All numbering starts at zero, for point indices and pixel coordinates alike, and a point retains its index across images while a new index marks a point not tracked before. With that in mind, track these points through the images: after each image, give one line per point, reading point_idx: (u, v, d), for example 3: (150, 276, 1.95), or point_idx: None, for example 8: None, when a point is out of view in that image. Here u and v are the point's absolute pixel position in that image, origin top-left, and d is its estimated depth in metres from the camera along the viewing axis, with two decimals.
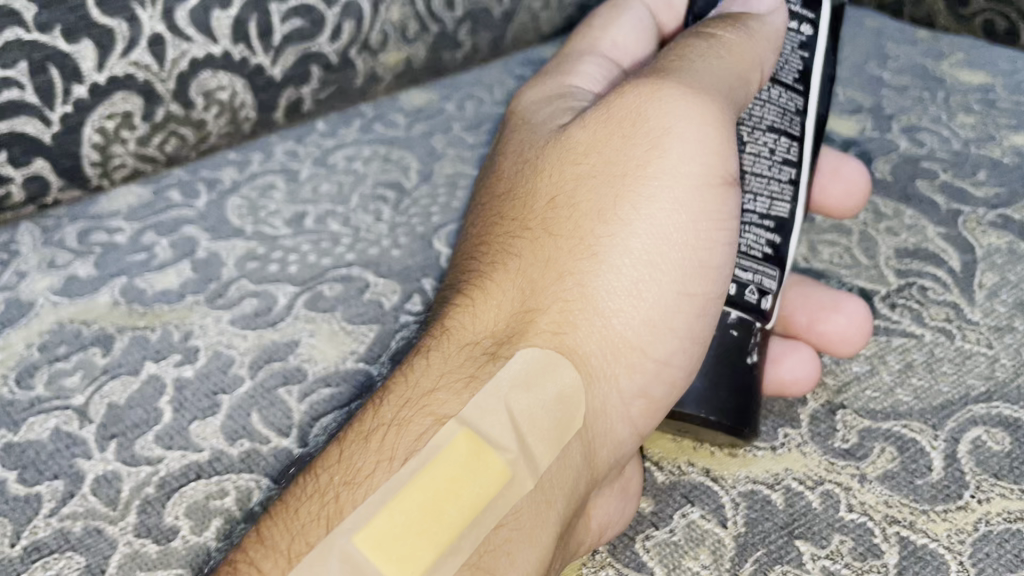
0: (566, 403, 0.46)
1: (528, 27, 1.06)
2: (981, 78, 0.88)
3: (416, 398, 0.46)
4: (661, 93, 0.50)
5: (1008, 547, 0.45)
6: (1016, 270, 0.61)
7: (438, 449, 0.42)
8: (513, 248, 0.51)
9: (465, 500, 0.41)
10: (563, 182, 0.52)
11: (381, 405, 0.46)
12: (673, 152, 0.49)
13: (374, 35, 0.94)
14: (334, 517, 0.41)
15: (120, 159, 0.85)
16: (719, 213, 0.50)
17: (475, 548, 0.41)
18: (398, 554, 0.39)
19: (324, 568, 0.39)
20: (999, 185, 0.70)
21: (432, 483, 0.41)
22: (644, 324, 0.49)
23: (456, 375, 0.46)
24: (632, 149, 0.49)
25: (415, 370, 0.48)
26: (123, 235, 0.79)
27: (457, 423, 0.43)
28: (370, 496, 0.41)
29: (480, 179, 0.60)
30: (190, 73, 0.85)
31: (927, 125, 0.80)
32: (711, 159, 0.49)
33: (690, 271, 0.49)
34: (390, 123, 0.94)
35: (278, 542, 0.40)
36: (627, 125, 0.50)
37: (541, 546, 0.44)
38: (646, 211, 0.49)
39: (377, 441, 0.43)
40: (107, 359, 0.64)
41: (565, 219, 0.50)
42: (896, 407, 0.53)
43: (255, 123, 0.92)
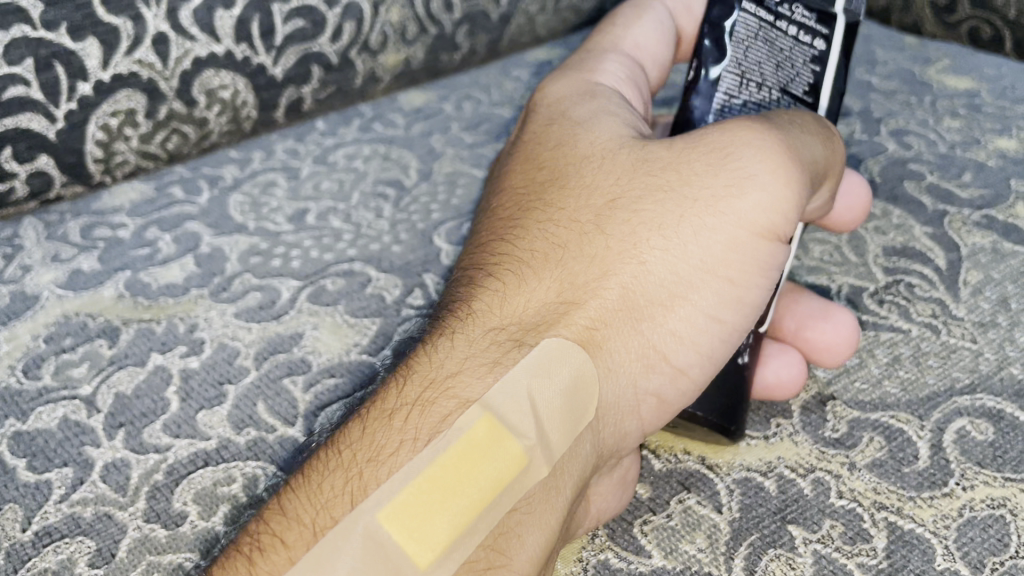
0: (582, 399, 0.47)
1: (524, 30, 1.08)
2: (967, 83, 0.90)
3: (442, 379, 0.47)
4: (757, 138, 0.51)
5: (991, 532, 0.47)
6: (1000, 268, 0.63)
7: (460, 433, 0.43)
8: (557, 238, 0.53)
9: (483, 483, 0.42)
10: (620, 191, 0.53)
11: (404, 385, 0.48)
12: (750, 194, 0.50)
13: (374, 36, 0.96)
14: (357, 494, 0.42)
15: (123, 156, 0.86)
16: (768, 261, 0.51)
17: (490, 530, 0.42)
18: (416, 532, 0.40)
19: (346, 543, 0.40)
20: (984, 186, 0.72)
21: (451, 465, 0.42)
22: (672, 335, 0.50)
23: (480, 359, 0.48)
24: (710, 181, 0.50)
25: (439, 353, 0.49)
26: (126, 230, 0.81)
27: (479, 407, 0.45)
28: (392, 476, 0.42)
29: (512, 167, 0.61)
30: (193, 72, 0.86)
31: (915, 128, 0.82)
32: (780, 213, 0.50)
33: (727, 298, 0.50)
34: (389, 122, 0.95)
35: (303, 515, 0.42)
36: (713, 157, 0.51)
37: (551, 530, 0.45)
38: (703, 238, 0.50)
39: (401, 421, 0.45)
40: (114, 351, 0.66)
41: (620, 222, 0.52)
42: (884, 398, 0.54)
43: (256, 122, 0.93)
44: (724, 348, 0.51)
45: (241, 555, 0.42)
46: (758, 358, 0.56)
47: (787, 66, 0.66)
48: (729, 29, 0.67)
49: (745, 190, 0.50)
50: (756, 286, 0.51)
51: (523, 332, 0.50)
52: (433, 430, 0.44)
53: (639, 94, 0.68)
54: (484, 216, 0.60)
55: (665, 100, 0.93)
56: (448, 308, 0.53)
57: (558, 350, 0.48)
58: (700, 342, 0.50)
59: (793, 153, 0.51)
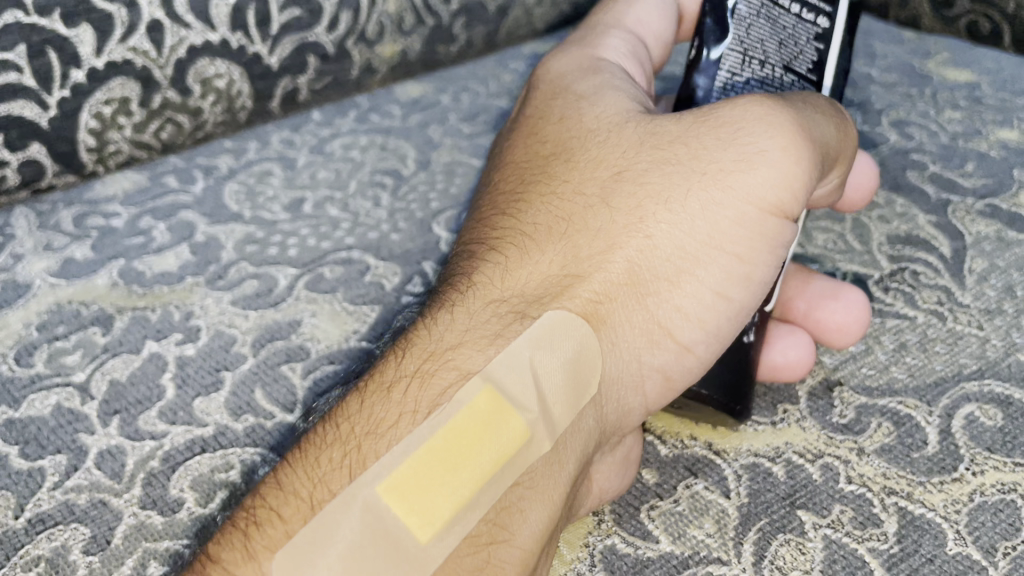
0: (584, 375, 0.46)
1: (522, 22, 1.07)
2: (966, 76, 0.90)
3: (440, 351, 0.47)
4: (768, 113, 0.50)
5: (1002, 516, 0.46)
6: (1004, 256, 0.63)
7: (460, 405, 0.42)
8: (561, 212, 0.52)
9: (485, 458, 0.41)
10: (626, 165, 0.52)
11: (403, 357, 0.47)
12: (760, 171, 0.49)
13: (370, 26, 0.95)
14: (356, 467, 0.42)
15: (116, 145, 0.85)
16: (777, 237, 0.50)
17: (492, 504, 0.41)
18: (417, 506, 0.39)
19: (345, 516, 0.40)
20: (987, 176, 0.72)
21: (453, 437, 0.41)
22: (678, 312, 0.49)
23: (481, 331, 0.47)
24: (718, 156, 0.50)
25: (438, 324, 0.49)
26: (120, 219, 0.79)
27: (480, 379, 0.44)
28: (391, 449, 0.42)
29: (515, 142, 0.61)
30: (188, 60, 0.85)
31: (916, 119, 0.82)
32: (790, 190, 0.49)
33: (734, 275, 0.49)
34: (386, 113, 0.94)
35: (300, 489, 0.41)
36: (723, 132, 0.50)
37: (555, 504, 0.44)
38: (710, 214, 0.49)
39: (399, 393, 0.44)
40: (108, 338, 0.64)
41: (626, 196, 0.51)
42: (891, 384, 0.54)
43: (251, 112, 0.92)
44: (730, 326, 0.50)
45: (236, 529, 0.41)
46: (764, 338, 0.55)
47: (790, 44, 0.66)
48: (731, 8, 0.66)
49: (754, 165, 0.49)
50: (765, 263, 0.50)
51: (525, 305, 0.49)
52: (433, 401, 0.44)
53: (641, 70, 0.68)
54: (485, 191, 0.59)
55: (665, 91, 0.93)
56: (449, 281, 0.52)
57: (561, 323, 0.47)
58: (706, 319, 0.49)
59: (806, 131, 0.50)
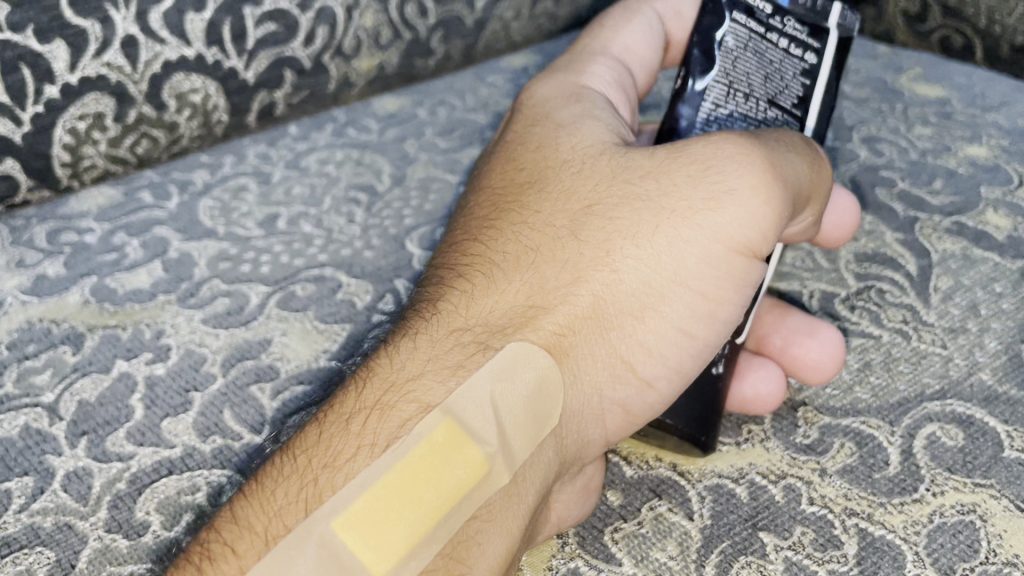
0: (546, 407, 0.47)
1: (499, 36, 1.08)
2: (937, 92, 0.91)
3: (401, 381, 0.47)
4: (740, 152, 0.50)
5: (961, 538, 0.47)
6: (969, 274, 0.63)
7: (418, 439, 0.43)
8: (530, 242, 0.52)
9: (443, 492, 0.42)
10: (597, 198, 0.53)
11: (364, 388, 0.47)
12: (728, 211, 0.49)
13: (347, 40, 0.95)
14: (312, 502, 0.42)
15: (91, 161, 0.85)
16: (743, 277, 0.50)
17: (451, 537, 0.42)
18: (373, 542, 0.40)
19: (301, 551, 0.40)
20: (954, 193, 0.73)
21: (411, 472, 0.42)
22: (641, 347, 0.49)
23: (443, 361, 0.48)
24: (687, 194, 0.50)
25: (401, 353, 0.49)
26: (94, 235, 0.79)
27: (439, 412, 0.44)
28: (351, 482, 0.42)
29: (495, 169, 0.61)
30: (163, 75, 0.85)
31: (886, 136, 0.82)
32: (757, 230, 0.49)
33: (699, 312, 0.50)
34: (363, 127, 0.94)
35: (256, 524, 0.42)
36: (694, 168, 0.51)
37: (513, 536, 0.44)
38: (677, 251, 0.49)
39: (359, 426, 0.45)
40: (78, 357, 0.64)
41: (595, 229, 0.51)
42: (855, 404, 0.54)
43: (227, 126, 0.92)
44: (693, 363, 0.50)
45: (190, 564, 0.41)
46: (734, 371, 0.55)
47: (777, 78, 0.68)
48: (718, 39, 0.68)
49: (722, 204, 0.49)
50: (729, 303, 0.50)
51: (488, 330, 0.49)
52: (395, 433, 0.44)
53: (626, 98, 0.69)
54: (460, 214, 0.60)
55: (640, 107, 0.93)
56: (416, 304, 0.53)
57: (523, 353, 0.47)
58: (670, 356, 0.50)
59: (778, 172, 0.50)
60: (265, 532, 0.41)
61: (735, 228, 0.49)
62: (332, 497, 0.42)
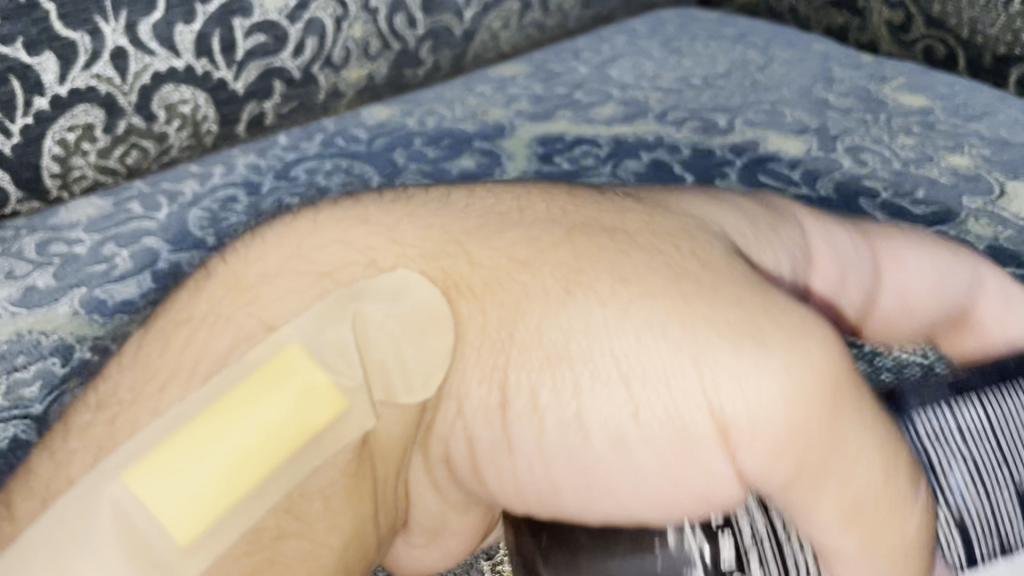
0: (411, 373, 0.47)
1: (487, 46, 1.09)
2: (921, 101, 0.92)
3: (241, 289, 0.49)
4: (797, 352, 0.44)
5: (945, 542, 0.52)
6: (950, 284, 0.64)
7: (254, 362, 0.44)
8: (520, 261, 0.50)
9: (270, 430, 0.42)
10: (602, 264, 0.49)
11: (215, 293, 0.49)
12: (704, 328, 0.45)
13: (336, 51, 0.96)
14: (133, 425, 0.43)
15: (81, 171, 0.85)
16: (687, 419, 0.45)
17: (285, 484, 0.43)
18: (176, 487, 0.39)
19: (106, 484, 0.40)
20: (937, 203, 0.74)
21: (234, 404, 0.42)
22: (533, 408, 0.46)
23: (294, 279, 0.49)
24: (716, 309, 0.46)
25: (258, 260, 0.50)
26: (83, 246, 0.79)
27: (282, 339, 0.45)
28: (186, 398, 0.43)
29: (676, 194, 0.61)
30: (153, 86, 0.86)
31: (870, 145, 0.84)
32: (739, 392, 0.44)
33: (613, 415, 0.46)
34: (352, 136, 0.95)
35: (88, 442, 0.43)
36: (754, 332, 0.45)
37: (359, 485, 0.47)
38: (626, 325, 0.46)
39: (201, 342, 0.46)
40: (67, 369, 0.65)
41: (583, 278, 0.48)
42: None
43: (217, 137, 0.93)
44: (568, 471, 0.46)
45: (21, 484, 0.43)
46: None
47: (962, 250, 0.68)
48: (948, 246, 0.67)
49: (727, 332, 0.45)
50: (647, 443, 0.45)
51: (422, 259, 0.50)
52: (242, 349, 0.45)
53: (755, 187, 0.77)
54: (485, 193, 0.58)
55: (628, 116, 0.94)
56: (378, 204, 0.55)
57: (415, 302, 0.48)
58: (546, 441, 0.46)
59: (811, 402, 0.44)
60: (88, 455, 0.42)
61: (708, 354, 0.45)
62: (164, 413, 0.43)
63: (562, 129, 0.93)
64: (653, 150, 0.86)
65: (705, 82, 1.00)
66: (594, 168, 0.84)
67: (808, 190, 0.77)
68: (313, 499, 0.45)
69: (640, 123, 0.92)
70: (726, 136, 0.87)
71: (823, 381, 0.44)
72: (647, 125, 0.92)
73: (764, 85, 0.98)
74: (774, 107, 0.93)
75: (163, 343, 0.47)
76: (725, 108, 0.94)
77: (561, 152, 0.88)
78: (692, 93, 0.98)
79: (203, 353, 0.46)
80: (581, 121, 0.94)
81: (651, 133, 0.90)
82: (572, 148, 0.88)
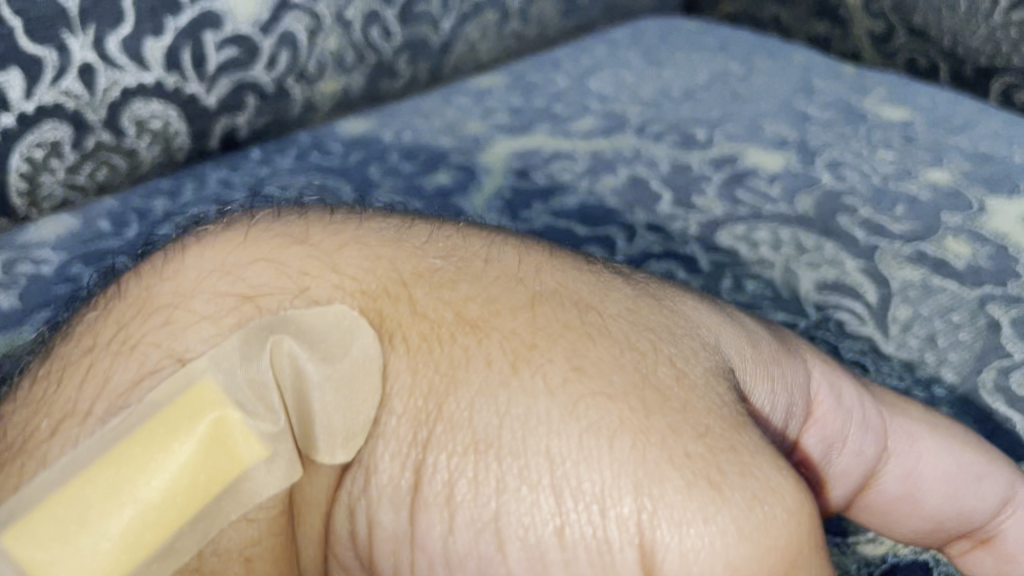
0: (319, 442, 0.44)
1: (466, 58, 1.08)
2: (902, 114, 0.91)
3: (145, 304, 0.47)
4: (757, 497, 0.40)
5: None
6: (928, 304, 0.63)
7: (157, 404, 0.42)
8: (459, 333, 0.46)
9: (166, 483, 0.41)
10: (548, 346, 0.45)
11: (122, 306, 0.47)
12: (656, 452, 0.41)
13: (311, 64, 0.95)
14: (33, 468, 0.42)
15: (49, 189, 0.83)
16: (610, 537, 0.40)
17: (191, 544, 0.42)
18: (63, 545, 0.40)
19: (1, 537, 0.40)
20: (916, 219, 0.73)
21: (126, 454, 0.41)
22: (445, 500, 0.42)
23: (205, 297, 0.46)
24: (682, 438, 0.41)
25: (168, 272, 0.48)
26: (49, 266, 0.77)
27: (189, 374, 0.43)
28: (82, 442, 0.42)
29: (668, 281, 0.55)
30: (122, 102, 0.84)
31: (850, 160, 0.83)
32: (677, 522, 0.40)
33: (530, 518, 0.41)
34: (327, 151, 0.93)
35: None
36: (715, 470, 0.41)
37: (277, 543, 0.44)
38: (569, 426, 0.42)
39: (109, 368, 0.44)
40: None
41: (528, 358, 0.44)
42: None
43: (189, 152, 0.91)
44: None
45: None
46: None
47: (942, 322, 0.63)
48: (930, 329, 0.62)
49: (680, 466, 0.41)
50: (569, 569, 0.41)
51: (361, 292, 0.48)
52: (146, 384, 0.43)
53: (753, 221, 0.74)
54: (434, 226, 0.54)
55: (607, 130, 0.93)
56: (319, 220, 0.52)
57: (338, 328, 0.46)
58: (454, 547, 0.42)
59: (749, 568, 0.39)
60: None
61: (648, 484, 0.40)
62: (54, 462, 0.42)
63: (540, 142, 0.92)
64: (631, 164, 0.85)
65: (685, 93, 0.99)
66: (571, 183, 0.83)
67: (786, 206, 0.76)
68: (228, 561, 0.43)
69: (618, 136, 0.91)
70: (705, 150, 0.86)
71: (792, 539, 0.40)
72: (626, 138, 0.91)
73: (744, 97, 0.97)
74: (754, 120, 0.92)
75: (64, 372, 0.46)
76: (704, 120, 0.93)
77: (538, 167, 0.87)
78: (672, 105, 0.97)
79: (104, 388, 0.44)
80: (559, 134, 0.93)
81: (630, 147, 0.89)
82: (550, 163, 0.87)
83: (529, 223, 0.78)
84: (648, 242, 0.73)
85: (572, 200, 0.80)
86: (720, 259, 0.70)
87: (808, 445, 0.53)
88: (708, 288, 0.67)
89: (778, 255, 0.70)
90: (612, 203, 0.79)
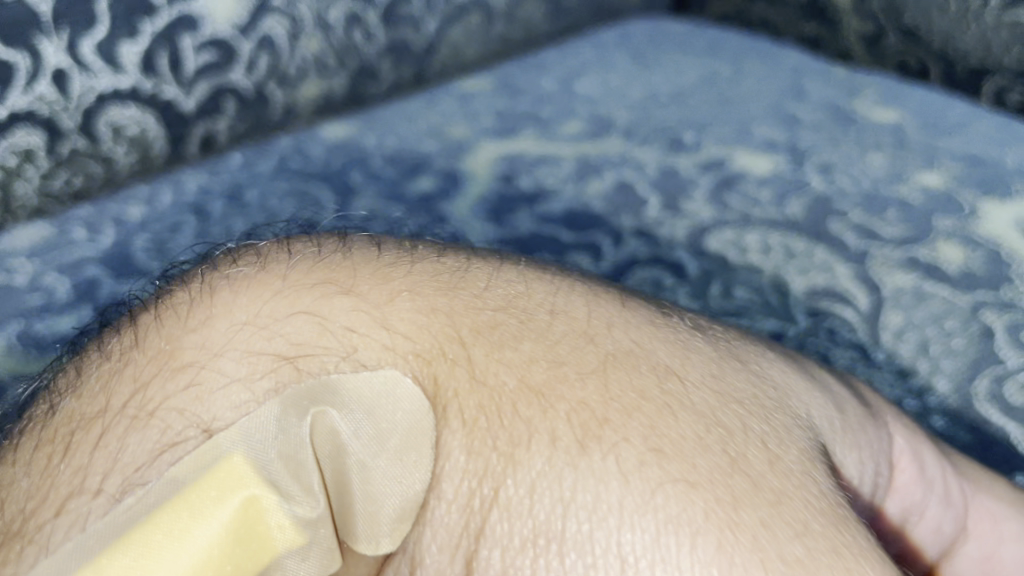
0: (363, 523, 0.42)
1: (451, 61, 1.06)
2: (892, 115, 0.90)
3: (168, 362, 0.45)
4: None
5: None
6: (919, 310, 0.62)
7: (191, 478, 0.39)
8: (524, 402, 0.44)
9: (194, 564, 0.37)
10: (619, 421, 0.43)
11: (147, 361, 0.45)
12: (744, 553, 0.39)
13: (292, 67, 0.93)
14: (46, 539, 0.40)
15: (23, 196, 0.81)
16: None
17: None
18: None
19: None
20: (906, 223, 0.72)
21: (152, 534, 0.38)
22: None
23: (239, 361, 0.45)
24: (774, 537, 0.39)
25: (204, 327, 0.46)
26: (21, 275, 0.75)
27: (227, 450, 0.40)
28: (90, 526, 0.39)
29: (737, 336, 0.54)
30: (97, 107, 0.82)
31: (840, 163, 0.81)
32: None
33: None
34: (309, 156, 0.92)
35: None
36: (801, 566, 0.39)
37: None
38: (644, 515, 0.40)
39: (131, 435, 0.42)
40: None
41: (595, 434, 0.42)
42: None
43: (168, 157, 0.90)
44: None
45: None
46: None
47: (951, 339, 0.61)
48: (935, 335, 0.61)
49: (771, 569, 0.39)
50: None
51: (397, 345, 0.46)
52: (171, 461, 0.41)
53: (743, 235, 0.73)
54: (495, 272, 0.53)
55: (594, 133, 0.91)
56: (366, 265, 0.51)
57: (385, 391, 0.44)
58: None
59: None
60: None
61: None
62: (64, 544, 0.39)
63: (525, 146, 0.90)
64: (617, 168, 0.84)
65: (674, 95, 0.98)
66: (557, 188, 0.82)
67: (775, 210, 0.75)
68: None
69: (605, 139, 0.90)
70: (693, 153, 0.85)
71: None
72: (612, 141, 0.89)
73: (734, 98, 0.96)
74: (743, 122, 0.90)
75: (72, 444, 0.43)
76: (692, 122, 0.91)
77: (524, 171, 0.85)
78: (660, 107, 0.95)
79: (116, 462, 0.42)
80: (545, 138, 0.91)
81: (617, 151, 0.87)
82: (536, 167, 0.86)
83: (514, 228, 0.76)
84: (635, 248, 0.72)
85: (558, 206, 0.79)
86: (708, 265, 0.69)
87: (891, 515, 0.50)
88: (696, 294, 0.66)
89: (767, 260, 0.68)
90: (598, 208, 0.78)
